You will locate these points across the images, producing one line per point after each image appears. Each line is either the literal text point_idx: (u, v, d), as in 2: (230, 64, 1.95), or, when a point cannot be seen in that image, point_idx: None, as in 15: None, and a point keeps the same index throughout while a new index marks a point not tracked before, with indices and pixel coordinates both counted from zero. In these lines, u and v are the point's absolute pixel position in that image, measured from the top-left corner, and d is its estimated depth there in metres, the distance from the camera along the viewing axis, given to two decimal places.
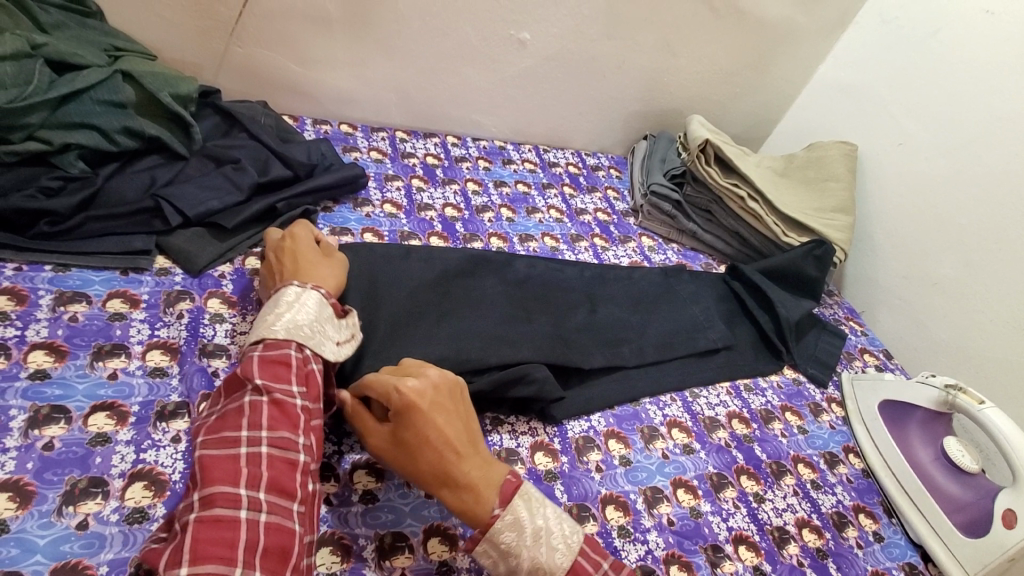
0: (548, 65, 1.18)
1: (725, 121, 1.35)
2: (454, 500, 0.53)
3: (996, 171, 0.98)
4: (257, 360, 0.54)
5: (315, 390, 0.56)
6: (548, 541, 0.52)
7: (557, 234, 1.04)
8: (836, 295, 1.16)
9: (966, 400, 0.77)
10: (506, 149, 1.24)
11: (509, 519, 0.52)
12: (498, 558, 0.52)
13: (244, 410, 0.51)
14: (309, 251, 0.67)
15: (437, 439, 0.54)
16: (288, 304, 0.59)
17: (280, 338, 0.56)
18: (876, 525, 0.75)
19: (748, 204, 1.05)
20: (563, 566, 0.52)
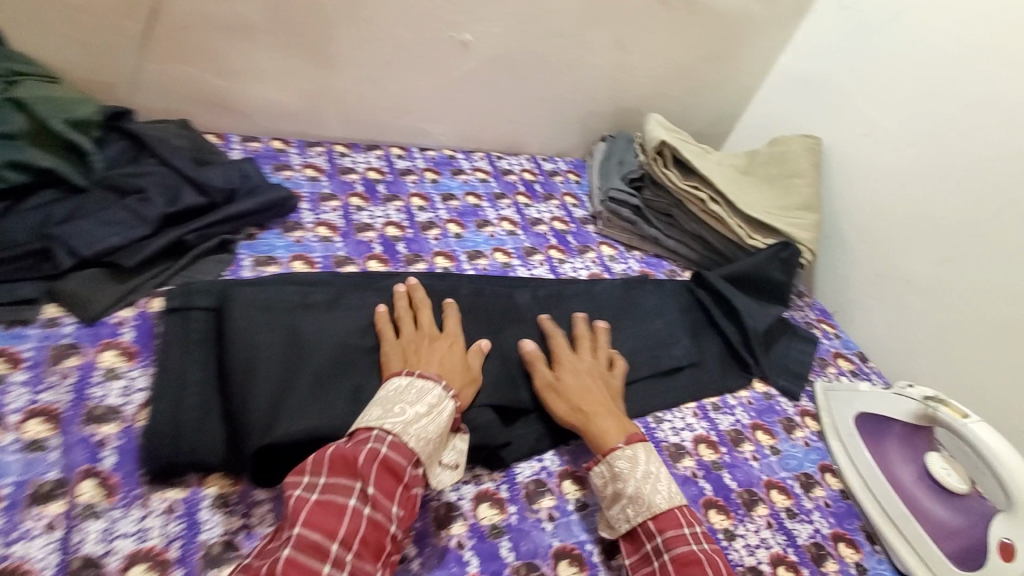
0: (496, 68, 1.11)
1: (686, 117, 1.30)
2: (590, 431, 0.65)
3: (965, 161, 0.93)
4: (378, 462, 0.53)
5: (409, 516, 0.54)
6: (655, 483, 0.61)
7: (510, 249, 0.97)
8: (807, 296, 1.12)
9: (948, 414, 0.71)
10: (456, 158, 1.17)
11: (628, 452, 0.62)
12: (608, 480, 0.62)
13: (345, 513, 0.50)
14: (457, 356, 0.66)
15: (588, 389, 0.69)
16: (424, 405, 0.58)
17: (407, 441, 0.55)
18: (857, 555, 0.70)
19: (710, 207, 1.00)
20: (658, 506, 0.59)
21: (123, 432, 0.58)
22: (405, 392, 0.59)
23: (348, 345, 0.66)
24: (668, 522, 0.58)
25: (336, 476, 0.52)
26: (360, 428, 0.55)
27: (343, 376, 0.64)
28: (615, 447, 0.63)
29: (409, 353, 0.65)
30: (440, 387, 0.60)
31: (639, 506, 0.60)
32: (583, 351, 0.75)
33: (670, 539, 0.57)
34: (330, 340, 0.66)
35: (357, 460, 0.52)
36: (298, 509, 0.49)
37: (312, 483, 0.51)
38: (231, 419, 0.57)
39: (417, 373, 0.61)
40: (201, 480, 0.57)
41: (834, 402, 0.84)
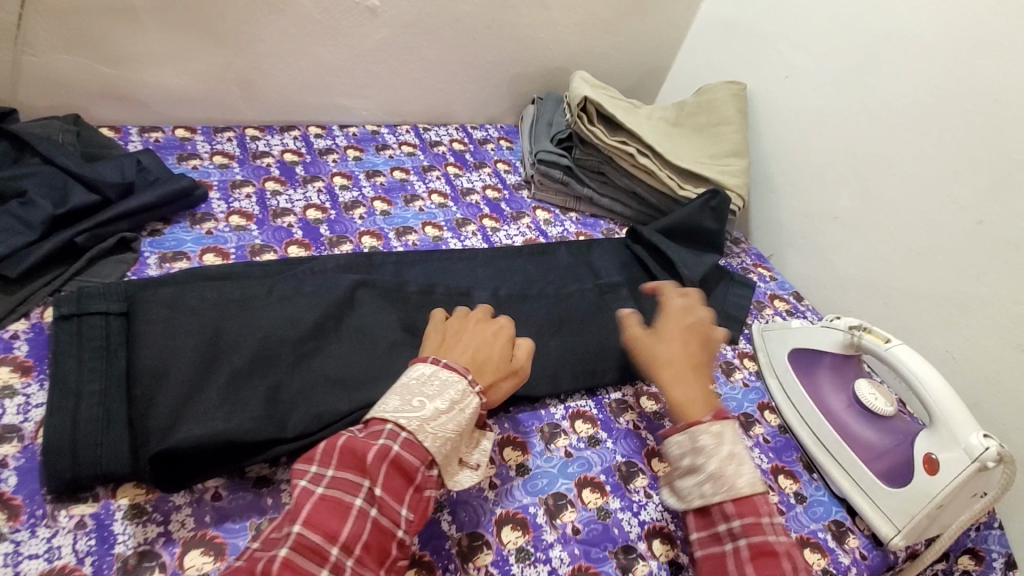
0: (410, 34, 1.06)
1: (613, 73, 1.28)
2: (673, 400, 0.62)
3: (877, 93, 0.93)
4: (390, 460, 0.50)
5: (418, 521, 0.51)
6: (738, 466, 0.56)
7: (440, 222, 0.95)
8: (743, 243, 1.14)
9: (871, 340, 0.73)
10: (379, 133, 1.12)
11: (714, 429, 0.58)
12: (687, 453, 0.58)
13: (349, 514, 0.47)
14: (497, 354, 0.62)
15: (673, 355, 0.66)
16: (445, 402, 0.54)
17: (421, 440, 0.52)
18: (797, 485, 0.72)
19: (639, 159, 0.98)
20: (739, 488, 0.55)
21: (23, 452, 0.54)
22: (426, 382, 0.55)
23: (272, 341, 0.62)
24: (748, 508, 0.55)
25: (344, 470, 0.49)
26: (376, 420, 0.52)
27: (262, 375, 0.60)
28: (698, 420, 0.59)
29: (447, 341, 0.62)
30: (465, 382, 0.56)
31: (720, 486, 0.56)
32: (683, 313, 0.71)
33: (747, 526, 0.53)
34: (247, 338, 0.62)
35: (366, 457, 0.49)
36: (303, 504, 0.47)
37: (319, 474, 0.49)
38: (135, 426, 0.54)
39: (444, 362, 0.57)
40: (111, 493, 0.54)
41: (769, 341, 0.86)
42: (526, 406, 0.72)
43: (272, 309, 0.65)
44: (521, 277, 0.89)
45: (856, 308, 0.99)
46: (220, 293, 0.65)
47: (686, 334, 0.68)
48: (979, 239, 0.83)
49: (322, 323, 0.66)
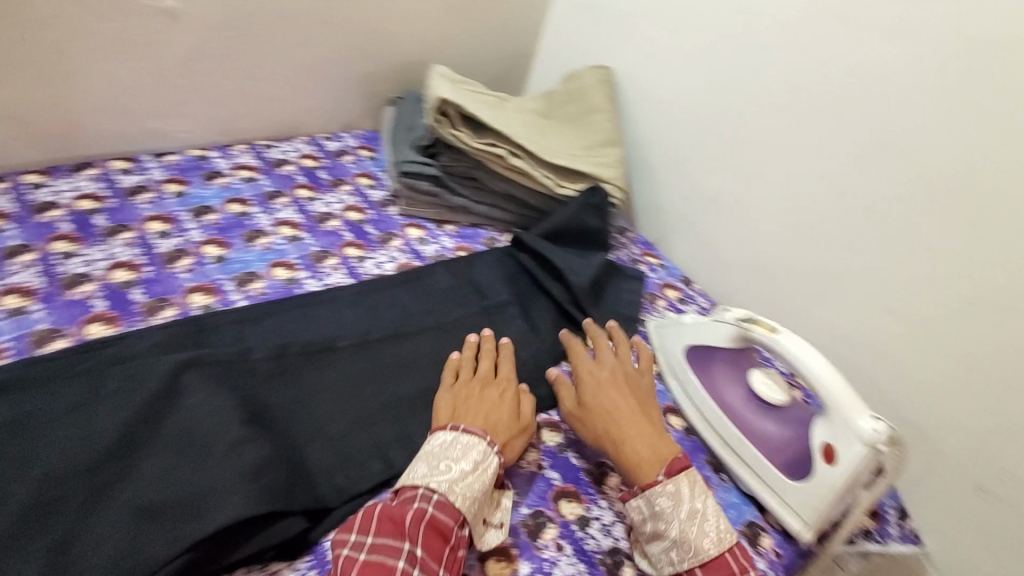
0: (226, 36, 0.89)
1: (475, 63, 1.18)
2: (627, 458, 0.63)
3: (737, 70, 0.92)
4: (425, 522, 0.51)
5: None
6: (701, 524, 0.59)
7: (293, 259, 0.81)
8: (629, 232, 1.12)
9: (761, 332, 0.71)
10: (208, 158, 0.94)
11: (671, 488, 0.60)
12: (647, 517, 0.60)
13: None
14: (503, 409, 0.65)
15: (615, 407, 0.67)
16: (469, 463, 0.56)
17: (453, 500, 0.53)
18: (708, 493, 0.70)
19: (511, 161, 0.90)
20: (706, 553, 0.58)
21: None
22: (450, 448, 0.57)
23: (62, 474, 0.50)
24: (717, 568, 0.58)
25: (383, 537, 0.50)
26: (406, 487, 0.54)
27: (52, 521, 0.48)
28: (654, 481, 0.60)
29: (460, 406, 0.64)
30: (486, 442, 0.58)
31: (686, 551, 0.58)
32: (592, 368, 0.71)
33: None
34: (27, 481, 0.49)
35: (404, 520, 0.51)
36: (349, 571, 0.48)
37: (360, 541, 0.50)
38: None
39: (462, 427, 0.59)
40: None
41: (665, 339, 0.83)
42: None
43: (65, 429, 0.53)
44: (397, 312, 0.78)
45: (740, 287, 0.99)
46: None
47: (617, 385, 0.70)
48: (843, 210, 0.84)
49: (131, 433, 0.54)
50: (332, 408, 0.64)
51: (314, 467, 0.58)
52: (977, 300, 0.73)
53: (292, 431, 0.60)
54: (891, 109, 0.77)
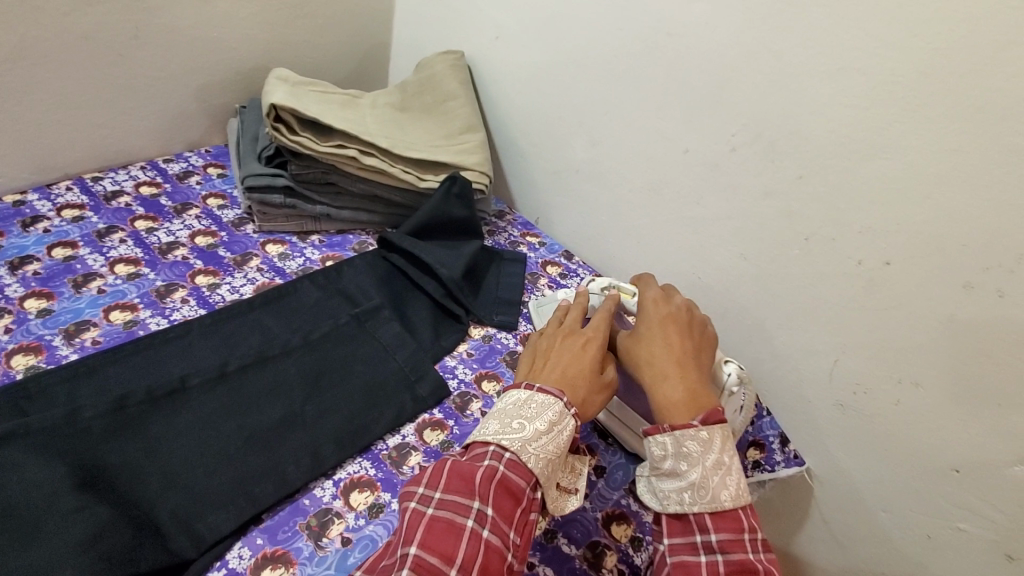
0: (16, 66, 0.79)
1: (326, 60, 1.13)
2: (661, 397, 0.62)
3: (579, 40, 0.92)
4: (496, 481, 0.53)
5: (525, 541, 0.54)
6: (724, 476, 0.58)
7: (133, 300, 0.74)
8: (509, 213, 1.12)
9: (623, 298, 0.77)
10: (24, 202, 0.84)
11: (702, 435, 0.58)
12: (670, 454, 0.59)
13: (462, 535, 0.50)
14: (579, 359, 0.65)
15: (663, 350, 0.65)
16: (543, 423, 0.57)
17: (524, 460, 0.55)
18: (595, 459, 0.73)
19: (364, 161, 0.87)
20: (721, 503, 0.56)
21: None
22: (525, 406, 0.58)
23: None
24: (728, 521, 0.56)
25: (452, 494, 0.52)
26: (479, 443, 0.56)
27: None
28: (688, 425, 0.59)
29: (538, 360, 0.66)
30: (562, 403, 0.59)
31: (701, 496, 0.57)
32: (658, 304, 0.70)
33: (726, 541, 0.55)
34: None
35: (473, 478, 0.53)
36: (413, 526, 0.50)
37: (429, 496, 0.52)
38: None
39: (538, 387, 0.60)
40: None
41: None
42: (288, 502, 0.60)
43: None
44: (258, 337, 0.74)
45: (617, 252, 1.02)
46: None
47: (673, 326, 0.68)
48: (689, 167, 0.87)
49: None
50: (184, 453, 0.59)
51: (165, 520, 0.54)
52: (811, 235, 0.79)
53: (137, 486, 0.55)
54: (714, 66, 0.80)
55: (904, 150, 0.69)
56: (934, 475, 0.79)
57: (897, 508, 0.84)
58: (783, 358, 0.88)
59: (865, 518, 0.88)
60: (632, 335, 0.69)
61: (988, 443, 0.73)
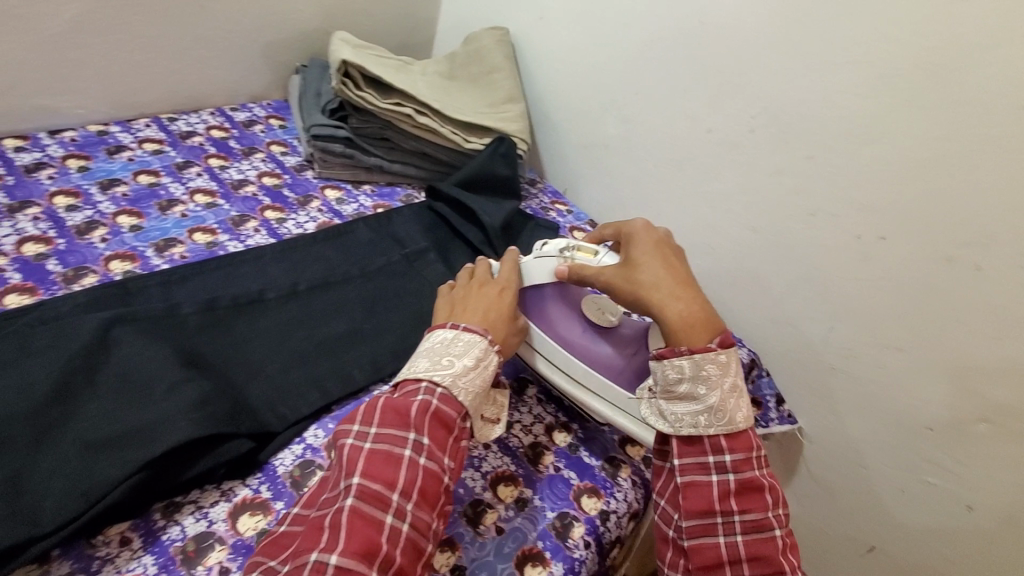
0: (110, 8, 0.86)
1: (379, 29, 1.21)
2: (674, 321, 0.63)
3: (618, 25, 1.01)
4: (428, 413, 0.55)
5: (459, 465, 0.56)
6: (738, 399, 0.62)
7: (212, 225, 0.83)
8: (539, 183, 1.22)
9: (584, 257, 0.73)
10: (109, 133, 0.93)
11: (722, 359, 0.62)
12: (689, 378, 0.62)
13: (401, 464, 0.52)
14: (496, 307, 0.68)
15: (665, 273, 0.66)
16: (471, 360, 0.59)
17: (456, 394, 0.57)
18: None
19: (418, 119, 0.96)
20: (736, 423, 0.62)
21: None
22: (451, 344, 0.60)
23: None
24: (740, 443, 0.62)
25: (388, 427, 0.53)
26: (409, 380, 0.57)
27: None
28: (707, 349, 0.62)
29: (456, 308, 0.67)
30: (487, 341, 0.62)
31: (717, 418, 0.61)
32: (643, 232, 0.70)
33: (738, 463, 0.61)
34: None
35: (409, 412, 0.54)
36: (354, 459, 0.51)
37: (364, 431, 0.53)
38: None
39: (462, 327, 0.62)
40: None
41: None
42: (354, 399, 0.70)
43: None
44: (322, 265, 0.83)
45: None
46: None
47: (663, 252, 0.68)
48: (711, 146, 0.96)
49: (67, 381, 0.55)
50: (266, 351, 0.68)
51: (254, 399, 0.63)
52: (816, 212, 0.88)
53: (229, 372, 0.64)
54: (740, 54, 0.89)
55: (904, 137, 0.78)
56: (909, 432, 0.89)
57: (875, 462, 0.94)
58: (784, 325, 0.98)
59: (848, 472, 0.98)
60: (620, 264, 0.68)
61: (959, 402, 0.83)
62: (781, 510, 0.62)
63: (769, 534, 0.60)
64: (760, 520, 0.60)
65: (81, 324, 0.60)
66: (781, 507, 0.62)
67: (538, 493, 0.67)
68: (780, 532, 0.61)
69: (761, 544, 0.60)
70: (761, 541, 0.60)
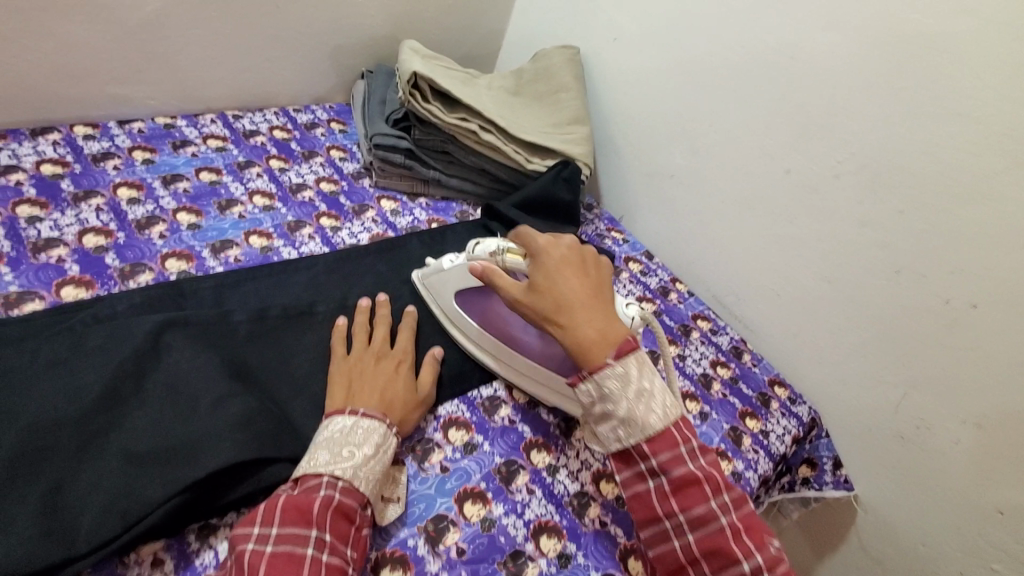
0: (190, 3, 0.86)
1: (447, 39, 1.20)
2: (576, 342, 0.59)
3: (697, 52, 0.97)
4: (330, 507, 0.50)
5: (363, 556, 0.52)
6: (649, 401, 0.56)
7: (268, 228, 0.82)
8: (596, 208, 1.18)
9: (513, 259, 0.67)
10: (176, 127, 0.93)
11: (619, 370, 0.57)
12: (597, 399, 0.57)
13: (304, 563, 0.47)
14: (391, 383, 0.63)
15: (569, 289, 0.62)
16: (372, 446, 0.55)
17: (358, 485, 0.53)
18: (731, 464, 0.78)
19: (482, 136, 0.93)
20: (652, 428, 0.56)
21: None
22: (350, 433, 0.55)
23: (44, 427, 0.50)
24: (664, 442, 0.56)
25: (289, 525, 0.48)
26: (308, 475, 0.52)
27: (31, 476, 0.47)
28: (603, 364, 0.57)
29: (353, 385, 0.61)
30: (387, 425, 0.58)
31: (633, 429, 0.56)
32: (549, 247, 0.65)
33: (665, 462, 0.55)
34: (8, 434, 0.49)
35: (310, 508, 0.49)
36: (255, 565, 0.45)
37: (264, 534, 0.47)
38: None
39: (362, 412, 0.57)
40: None
41: (434, 290, 0.76)
42: None
43: (43, 386, 0.52)
44: (374, 279, 0.80)
45: (697, 259, 1.06)
46: None
47: (566, 266, 0.64)
48: (787, 187, 0.91)
49: (116, 386, 0.54)
50: (312, 366, 0.66)
51: (298, 419, 0.61)
52: (901, 269, 0.82)
53: (275, 389, 0.62)
54: (831, 93, 0.84)
55: (1010, 198, 0.71)
56: (979, 517, 0.80)
57: (938, 545, 0.86)
58: (850, 385, 0.91)
59: (906, 552, 0.90)
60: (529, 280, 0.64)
61: None
62: (727, 495, 0.55)
63: (717, 525, 0.54)
64: (703, 513, 0.54)
65: (136, 327, 0.59)
66: (727, 491, 0.55)
67: (580, 549, 0.62)
68: (730, 518, 0.54)
69: (712, 539, 0.53)
70: (712, 535, 0.53)
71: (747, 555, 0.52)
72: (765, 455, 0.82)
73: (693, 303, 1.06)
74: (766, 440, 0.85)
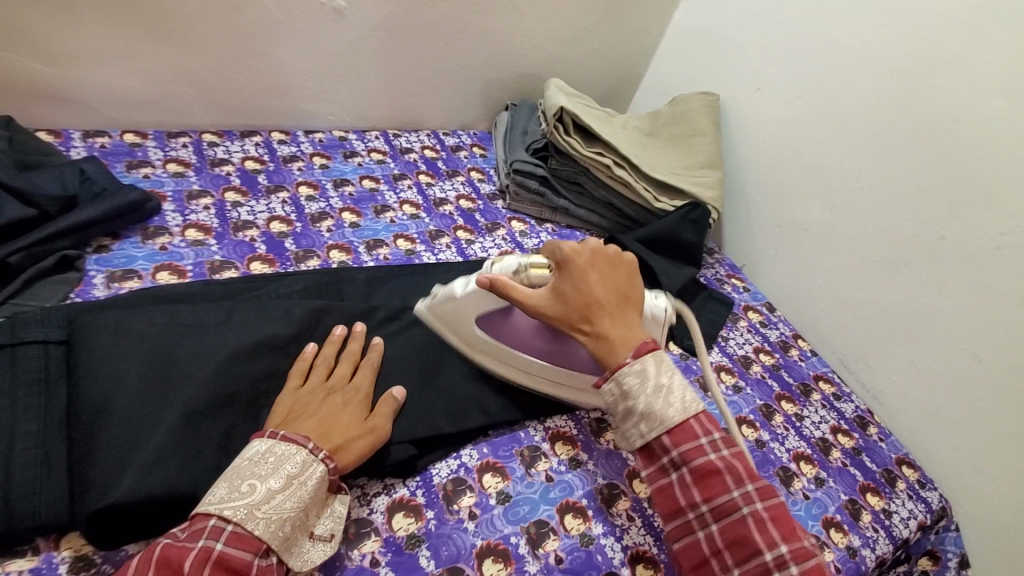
0: (377, 36, 0.99)
1: (589, 80, 1.27)
2: (599, 343, 0.61)
3: (845, 108, 0.95)
4: (209, 564, 0.43)
5: None
6: (667, 395, 0.57)
7: (412, 234, 0.91)
8: (717, 253, 1.17)
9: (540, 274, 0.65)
10: (348, 139, 1.07)
11: (637, 367, 0.57)
12: (618, 398, 0.58)
13: None
14: (335, 413, 0.57)
15: (595, 293, 0.63)
16: (280, 479, 0.49)
17: (251, 529, 0.46)
18: (846, 539, 0.73)
19: (614, 171, 0.98)
20: (671, 421, 0.56)
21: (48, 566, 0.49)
22: (260, 462, 0.49)
23: (231, 374, 0.58)
24: (683, 435, 0.55)
25: None
26: (197, 516, 0.45)
27: (215, 415, 0.56)
28: (621, 364, 0.58)
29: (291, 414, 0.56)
30: (307, 451, 0.51)
31: (652, 422, 0.56)
32: (572, 253, 0.65)
33: (686, 452, 0.54)
34: (205, 370, 0.57)
35: (183, 566, 0.42)
36: None
37: None
38: (75, 472, 0.49)
39: (281, 435, 0.51)
40: (54, 543, 0.50)
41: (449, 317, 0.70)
42: (508, 429, 0.70)
43: (234, 335, 0.61)
44: None
45: (824, 317, 1.01)
46: (183, 318, 0.61)
47: (594, 270, 0.64)
48: (938, 253, 0.85)
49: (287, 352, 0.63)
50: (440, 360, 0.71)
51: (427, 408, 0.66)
52: None
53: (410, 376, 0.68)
54: (999, 160, 0.78)
55: None
56: None
57: None
58: (993, 479, 0.81)
59: None
60: (550, 287, 0.64)
61: None
62: (750, 484, 0.53)
63: (740, 514, 0.52)
64: (725, 503, 0.52)
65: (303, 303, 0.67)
66: (750, 480, 0.53)
67: None
68: (752, 509, 0.52)
69: (733, 529, 0.51)
70: (735, 524, 0.51)
71: (770, 545, 0.50)
72: (885, 537, 0.75)
73: (816, 363, 1.00)
74: (888, 521, 0.77)
